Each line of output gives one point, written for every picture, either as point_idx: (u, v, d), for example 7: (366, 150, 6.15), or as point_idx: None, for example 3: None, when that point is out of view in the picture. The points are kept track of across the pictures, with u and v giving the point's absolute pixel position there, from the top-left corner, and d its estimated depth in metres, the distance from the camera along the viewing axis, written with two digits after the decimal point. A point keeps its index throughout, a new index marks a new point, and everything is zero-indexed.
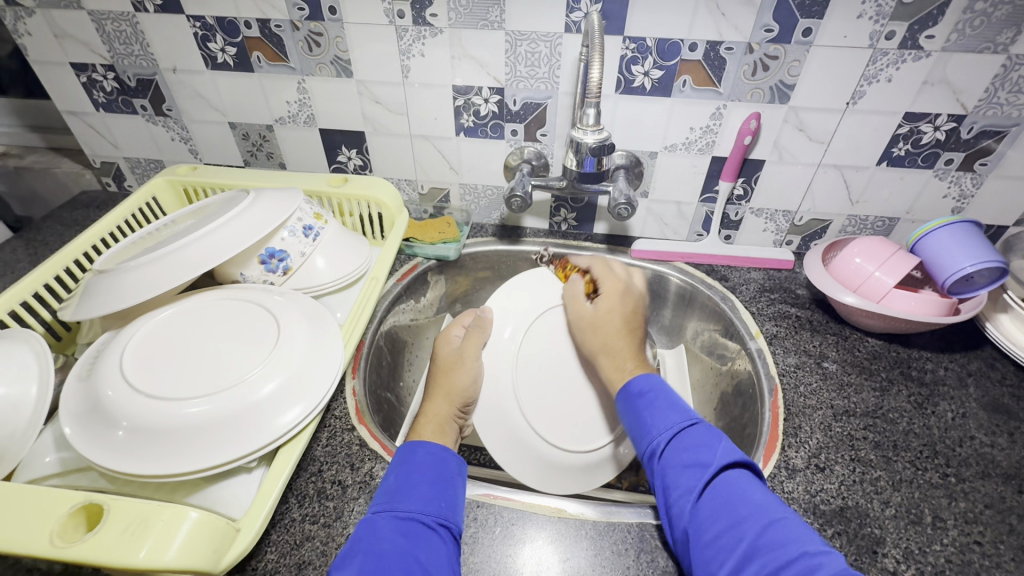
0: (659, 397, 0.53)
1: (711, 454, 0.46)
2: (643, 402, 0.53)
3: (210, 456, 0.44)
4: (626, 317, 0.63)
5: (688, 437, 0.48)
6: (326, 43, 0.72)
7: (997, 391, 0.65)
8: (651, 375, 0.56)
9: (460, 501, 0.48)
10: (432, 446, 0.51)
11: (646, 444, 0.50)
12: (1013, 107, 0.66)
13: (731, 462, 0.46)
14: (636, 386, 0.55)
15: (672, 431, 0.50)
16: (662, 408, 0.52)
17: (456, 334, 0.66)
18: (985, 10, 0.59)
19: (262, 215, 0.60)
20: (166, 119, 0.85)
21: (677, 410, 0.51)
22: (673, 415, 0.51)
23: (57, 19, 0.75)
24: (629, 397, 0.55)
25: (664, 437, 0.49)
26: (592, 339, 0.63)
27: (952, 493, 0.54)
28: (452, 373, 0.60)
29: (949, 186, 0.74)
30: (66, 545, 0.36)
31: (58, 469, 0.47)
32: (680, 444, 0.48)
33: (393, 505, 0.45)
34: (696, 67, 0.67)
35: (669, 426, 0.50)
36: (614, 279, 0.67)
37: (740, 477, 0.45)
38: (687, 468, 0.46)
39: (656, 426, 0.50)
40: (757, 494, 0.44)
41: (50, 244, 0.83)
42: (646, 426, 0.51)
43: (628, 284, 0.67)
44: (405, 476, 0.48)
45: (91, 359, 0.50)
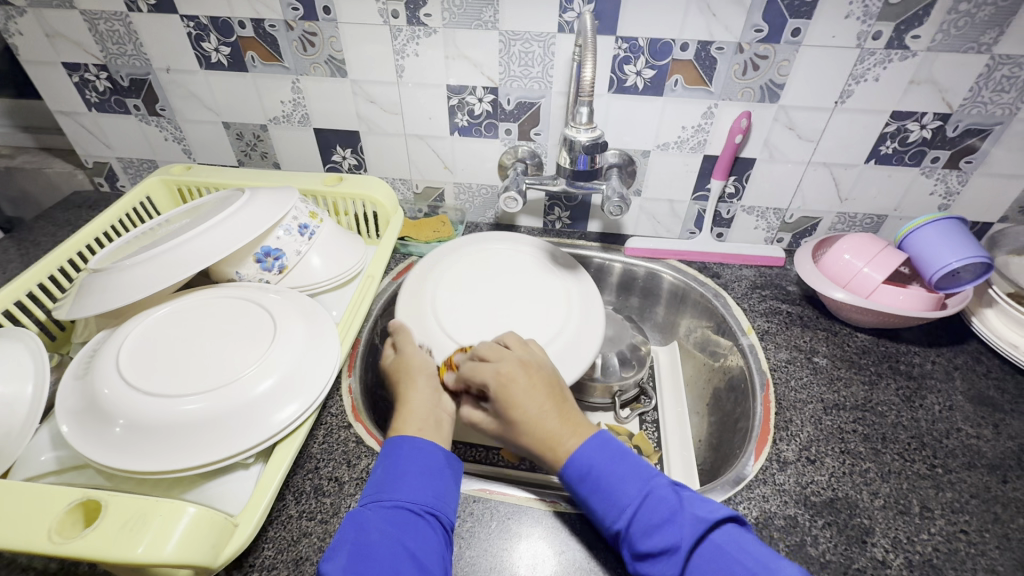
0: (600, 475, 0.47)
1: (677, 531, 0.43)
2: (587, 486, 0.47)
3: (207, 453, 0.44)
4: (535, 395, 0.52)
5: (648, 516, 0.45)
6: (320, 43, 0.72)
7: (983, 384, 0.66)
8: (592, 443, 0.49)
9: (449, 491, 0.49)
10: (419, 441, 0.50)
11: (607, 527, 0.46)
12: (996, 106, 0.67)
13: (701, 536, 0.43)
14: (574, 470, 0.48)
15: (629, 508, 0.45)
16: (610, 487, 0.47)
17: (388, 350, 0.62)
18: (969, 11, 0.60)
19: (258, 214, 0.60)
20: (160, 119, 0.85)
21: (627, 482, 0.47)
22: (623, 490, 0.46)
23: (49, 18, 0.74)
24: (572, 482, 0.48)
25: (622, 521, 0.45)
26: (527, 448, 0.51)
27: (939, 484, 0.55)
28: (406, 367, 0.58)
29: (936, 183, 0.75)
30: (64, 541, 0.37)
31: (53, 467, 0.47)
32: (642, 525, 0.44)
33: (380, 496, 0.46)
34: (688, 66, 0.68)
35: (624, 506, 0.45)
36: (492, 371, 0.53)
37: (718, 543, 0.43)
38: (659, 556, 0.43)
39: (607, 512, 0.46)
40: (746, 555, 0.42)
41: (41, 244, 0.83)
42: (600, 513, 0.46)
43: (507, 361, 0.54)
44: (392, 468, 0.48)
45: (87, 357, 0.50)
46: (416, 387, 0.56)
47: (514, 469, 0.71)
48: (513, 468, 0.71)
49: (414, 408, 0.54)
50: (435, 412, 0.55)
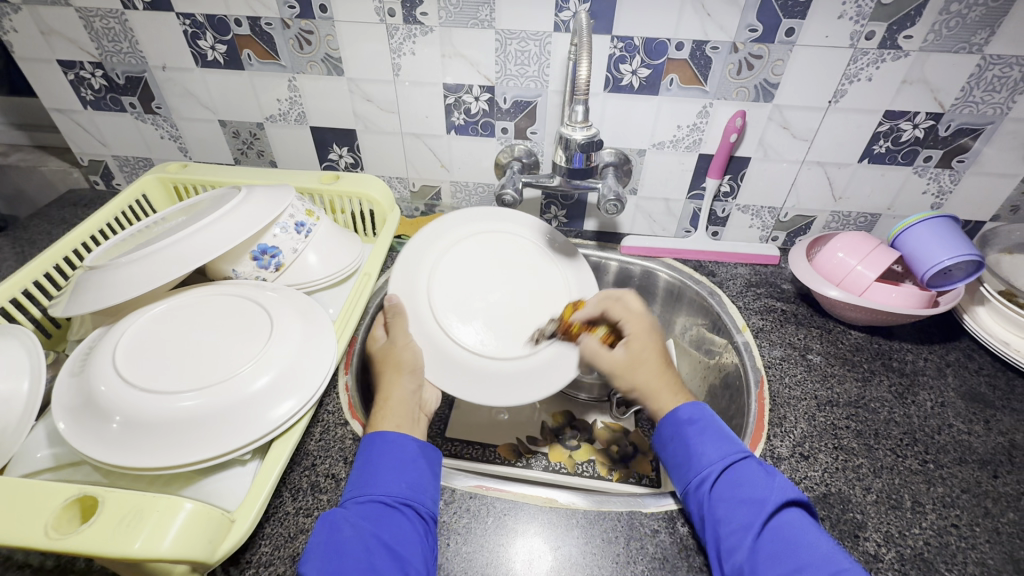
0: (708, 427, 0.53)
1: (767, 491, 0.47)
2: (692, 430, 0.53)
3: (206, 449, 0.45)
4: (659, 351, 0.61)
5: (743, 472, 0.49)
6: (317, 41, 0.72)
7: (974, 381, 0.67)
8: (701, 404, 0.55)
9: (425, 480, 0.49)
10: (389, 435, 0.51)
11: (697, 472, 0.50)
12: (987, 106, 0.68)
13: (786, 502, 0.46)
14: (684, 413, 0.54)
15: (723, 462, 0.50)
16: (712, 439, 0.52)
17: (381, 332, 0.65)
18: (960, 11, 0.61)
19: (254, 212, 0.60)
20: (156, 117, 0.84)
21: (728, 442, 0.51)
22: (724, 446, 0.51)
23: (44, 16, 0.74)
24: (676, 422, 0.54)
25: (716, 468, 0.49)
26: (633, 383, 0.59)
27: (931, 479, 0.56)
28: (392, 356, 0.60)
29: (928, 182, 0.76)
30: (60, 537, 0.37)
31: (50, 464, 0.47)
32: (734, 479, 0.49)
33: (355, 493, 0.47)
34: (683, 65, 0.69)
35: (721, 458, 0.50)
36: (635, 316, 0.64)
37: (797, 518, 0.46)
38: (744, 504, 0.46)
39: (706, 455, 0.51)
40: (820, 534, 0.44)
41: (37, 242, 0.83)
42: (696, 455, 0.51)
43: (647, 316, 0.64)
44: (367, 464, 0.49)
45: (83, 354, 0.50)
46: (399, 380, 0.58)
47: (511, 466, 0.71)
48: (510, 465, 0.71)
49: (392, 402, 0.55)
50: (410, 407, 0.56)
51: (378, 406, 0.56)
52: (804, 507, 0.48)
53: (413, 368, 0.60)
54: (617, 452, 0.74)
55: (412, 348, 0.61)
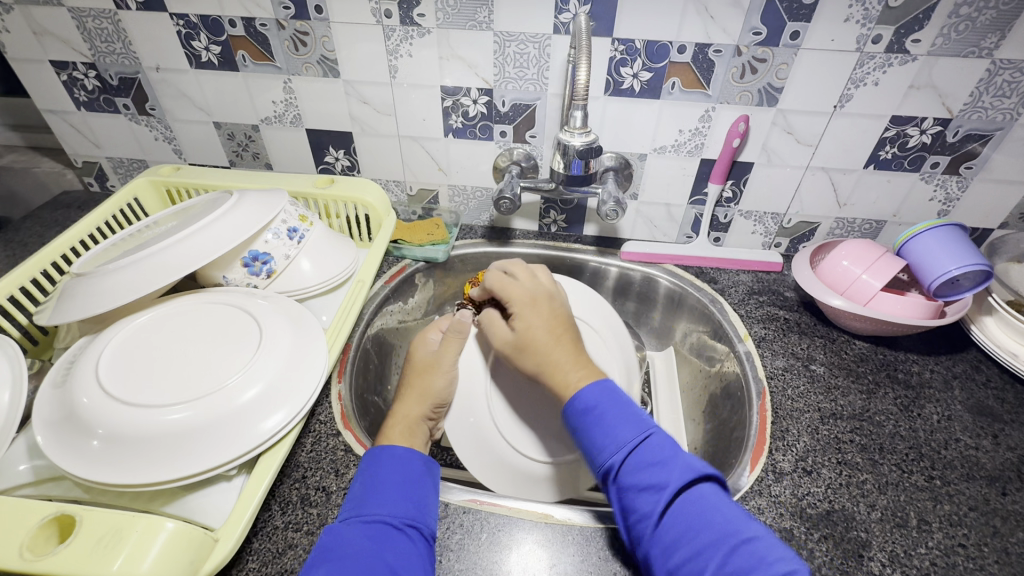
0: (605, 412, 0.47)
1: (668, 474, 0.43)
2: (589, 418, 0.47)
3: (189, 465, 0.43)
4: (549, 320, 0.55)
5: (645, 455, 0.44)
6: (312, 42, 0.71)
7: (982, 394, 0.65)
8: (602, 385, 0.49)
9: (429, 501, 0.48)
10: (398, 449, 0.51)
11: (601, 462, 0.46)
12: (997, 111, 0.66)
13: (686, 484, 0.43)
14: (581, 401, 0.48)
15: (626, 448, 0.45)
16: (611, 424, 0.47)
17: (434, 336, 0.64)
18: (970, 15, 0.59)
19: (245, 218, 0.59)
20: (150, 119, 0.83)
21: (628, 424, 0.46)
22: (625, 429, 0.46)
23: (37, 16, 0.73)
24: (575, 413, 0.49)
25: (618, 456, 0.45)
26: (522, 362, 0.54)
27: (937, 496, 0.54)
28: (427, 376, 0.60)
29: (936, 189, 0.74)
30: (36, 558, 0.36)
31: (31, 478, 0.46)
32: (637, 463, 0.44)
33: (359, 510, 0.45)
34: (685, 69, 0.67)
35: (623, 444, 0.45)
36: (522, 288, 0.58)
37: (701, 495, 0.42)
38: (645, 492, 0.43)
39: (604, 445, 0.46)
40: (725, 508, 0.42)
41: (28, 245, 0.82)
42: (596, 446, 0.46)
43: (536, 289, 0.58)
44: (371, 479, 0.48)
45: (67, 365, 0.49)
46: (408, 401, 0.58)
47: None
48: None
49: (397, 419, 0.56)
50: (421, 429, 0.56)
51: (391, 419, 0.56)
52: (710, 480, 0.44)
53: (441, 400, 0.60)
54: None
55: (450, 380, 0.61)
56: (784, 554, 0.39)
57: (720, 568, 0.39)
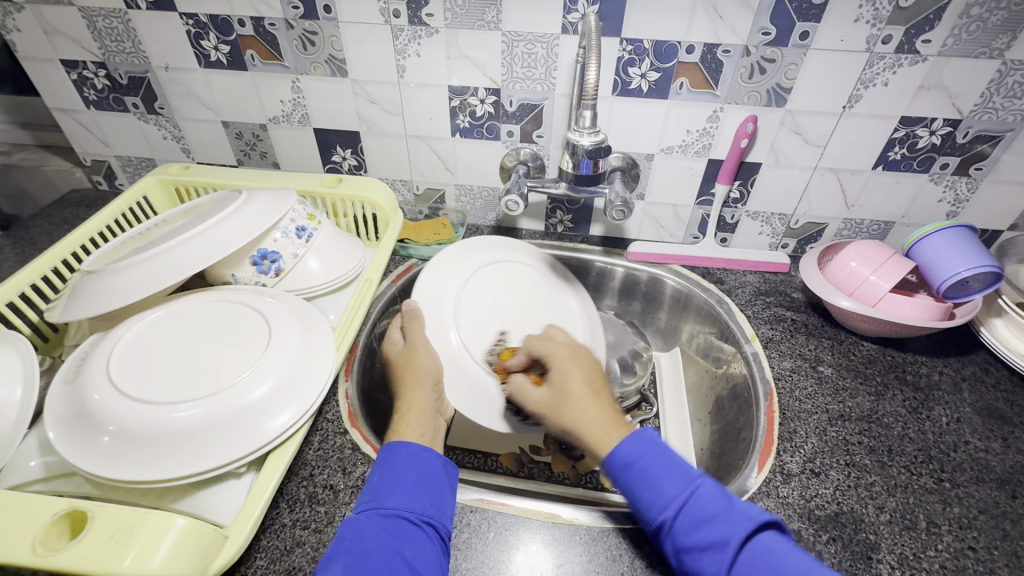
0: (649, 464, 0.44)
1: (727, 530, 0.40)
2: (634, 474, 0.44)
3: (198, 461, 0.44)
4: (587, 377, 0.54)
5: (697, 510, 0.42)
6: (320, 42, 0.71)
7: (991, 396, 0.65)
8: (638, 436, 0.46)
9: (446, 500, 0.48)
10: (416, 447, 0.50)
11: (651, 519, 0.43)
12: (1008, 112, 0.66)
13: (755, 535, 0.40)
14: (623, 454, 0.45)
15: (680, 499, 0.42)
16: (657, 477, 0.44)
17: (397, 334, 0.64)
18: (981, 15, 0.59)
19: (255, 216, 0.59)
20: (159, 118, 0.84)
21: (673, 475, 0.44)
22: (671, 484, 0.43)
23: (47, 15, 0.74)
24: (615, 469, 0.46)
25: (669, 513, 0.42)
26: (558, 419, 0.52)
27: (946, 498, 0.54)
28: (413, 363, 0.59)
29: (945, 190, 0.74)
30: (49, 553, 0.36)
31: (42, 474, 0.46)
32: (689, 521, 0.41)
33: (376, 502, 0.45)
34: (693, 69, 0.67)
35: (671, 498, 0.43)
36: (563, 344, 0.58)
37: (765, 548, 0.39)
38: (706, 551, 0.40)
39: (658, 498, 0.43)
40: (795, 558, 0.39)
41: (37, 243, 0.82)
42: (644, 503, 0.43)
43: (576, 344, 0.58)
44: (390, 474, 0.48)
45: (78, 362, 0.50)
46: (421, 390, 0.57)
47: (512, 476, 0.70)
48: (512, 476, 0.70)
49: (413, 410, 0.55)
50: (431, 417, 0.56)
51: (398, 413, 0.55)
52: (773, 524, 0.42)
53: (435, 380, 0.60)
54: None
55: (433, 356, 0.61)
56: None
57: None
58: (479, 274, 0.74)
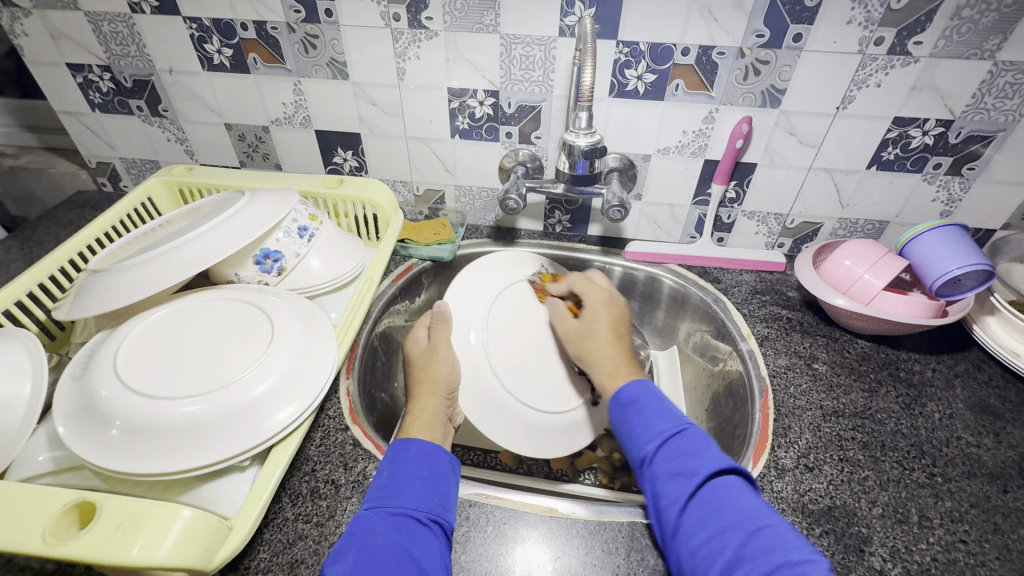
0: (644, 404, 0.51)
1: (700, 462, 0.45)
2: (632, 408, 0.51)
3: (203, 454, 0.45)
4: (613, 325, 0.64)
5: (678, 445, 0.47)
6: (321, 45, 0.73)
7: (983, 393, 0.66)
8: (642, 383, 0.54)
9: (452, 497, 0.49)
10: (425, 444, 0.51)
11: (637, 450, 0.49)
12: (999, 113, 0.67)
13: (721, 471, 0.44)
14: (627, 392, 0.53)
15: (664, 436, 0.48)
16: (650, 414, 0.50)
17: (422, 333, 0.65)
18: (971, 17, 0.60)
19: (258, 216, 0.60)
20: (163, 120, 0.85)
21: (666, 416, 0.49)
22: (661, 421, 0.49)
23: (53, 19, 0.75)
24: (617, 404, 0.53)
25: (652, 444, 0.48)
26: (583, 349, 0.63)
27: (938, 493, 0.55)
28: (431, 368, 0.60)
29: (938, 190, 0.75)
30: (59, 543, 0.37)
31: (50, 468, 0.47)
32: (669, 453, 0.47)
33: (387, 501, 0.46)
34: (688, 70, 0.68)
35: (658, 432, 0.48)
36: (600, 290, 0.68)
37: (728, 484, 0.44)
38: (676, 478, 0.45)
39: (649, 431, 0.49)
40: (752, 500, 0.43)
41: (43, 244, 0.83)
42: (635, 434, 0.50)
43: (611, 293, 0.68)
44: (399, 471, 0.48)
45: (85, 358, 0.51)
46: (429, 394, 0.58)
47: (511, 473, 0.71)
48: (511, 472, 0.71)
49: (419, 412, 0.56)
50: (442, 423, 0.57)
51: (409, 414, 0.56)
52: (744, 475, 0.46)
53: (449, 387, 0.60)
54: (618, 460, 0.73)
55: (451, 363, 0.61)
56: (807, 547, 0.39)
57: (743, 547, 0.40)
58: (511, 283, 0.75)
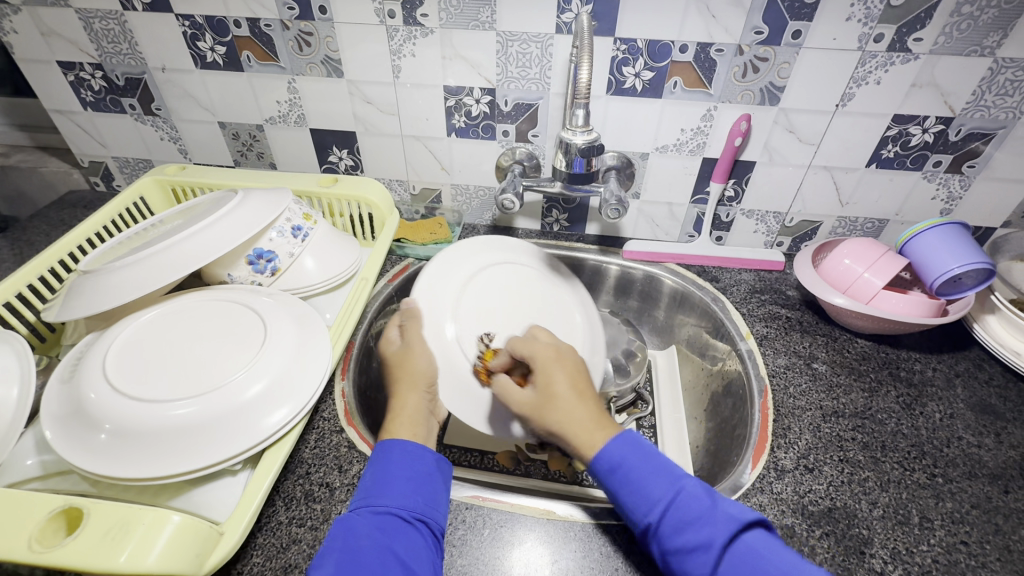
0: (631, 469, 0.46)
1: (711, 530, 0.42)
2: (618, 479, 0.46)
3: (194, 458, 0.44)
4: (572, 377, 0.53)
5: (681, 512, 0.43)
6: (316, 43, 0.72)
7: (984, 392, 0.65)
8: (622, 438, 0.48)
9: (439, 496, 0.48)
10: (409, 444, 0.50)
11: (638, 521, 0.45)
12: (1000, 110, 0.66)
13: (738, 534, 0.42)
14: (609, 460, 0.47)
15: (665, 502, 0.44)
16: (641, 481, 0.45)
17: (395, 333, 0.63)
18: (972, 14, 0.59)
19: (250, 215, 0.59)
20: (156, 119, 0.84)
21: (658, 477, 0.46)
22: (656, 487, 0.45)
23: (44, 16, 0.74)
24: (601, 474, 0.47)
25: (654, 515, 0.44)
26: (543, 422, 0.51)
27: (939, 493, 0.54)
28: (408, 364, 0.59)
29: (938, 188, 0.74)
30: (45, 550, 0.36)
31: (38, 473, 0.46)
32: (673, 523, 0.43)
33: (370, 501, 0.45)
34: (687, 68, 0.67)
35: (655, 501, 0.44)
36: (545, 344, 0.57)
37: (751, 544, 0.41)
38: (692, 552, 0.42)
39: (648, 499, 0.45)
40: (780, 555, 0.40)
41: (35, 244, 0.82)
42: (630, 507, 0.45)
43: (557, 344, 0.57)
44: (382, 471, 0.48)
45: (74, 361, 0.50)
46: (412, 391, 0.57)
47: (509, 474, 0.70)
48: (508, 473, 0.70)
49: (402, 412, 0.54)
50: (425, 419, 0.56)
51: (391, 414, 0.55)
52: (757, 522, 0.43)
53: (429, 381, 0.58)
54: None
55: (428, 356, 0.60)
56: None
57: None
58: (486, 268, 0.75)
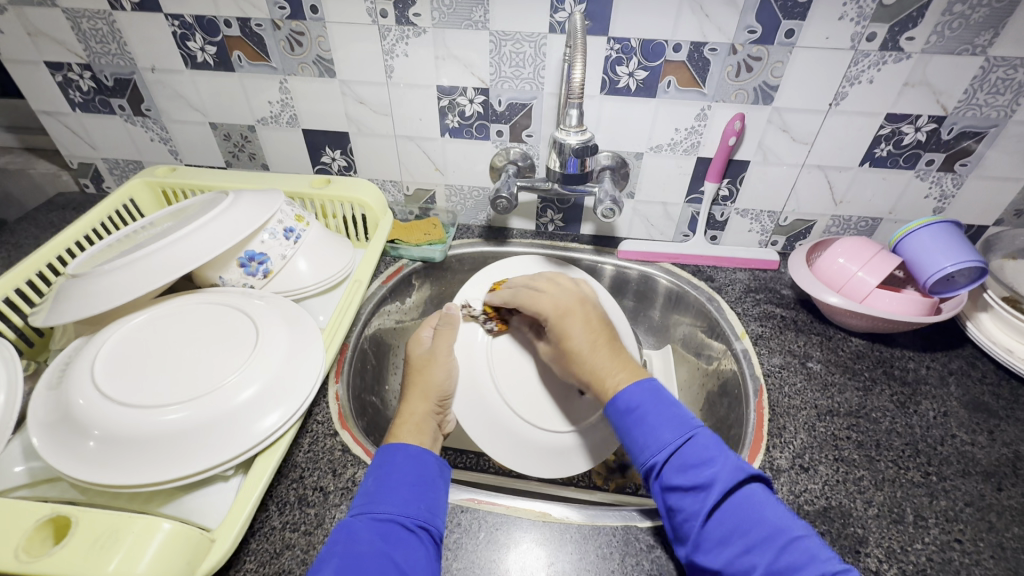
0: (648, 412, 0.49)
1: (713, 473, 0.44)
2: (634, 419, 0.49)
3: (186, 464, 0.43)
4: (587, 326, 0.57)
5: (689, 455, 0.46)
6: (308, 42, 0.71)
7: (977, 390, 0.65)
8: (643, 385, 0.51)
9: (441, 503, 0.48)
10: (412, 449, 0.50)
11: (645, 461, 0.47)
12: (991, 109, 0.66)
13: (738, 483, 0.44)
14: (628, 401, 0.50)
15: (675, 445, 0.47)
16: (653, 424, 0.48)
17: (427, 333, 0.64)
18: (963, 13, 0.59)
19: (242, 217, 0.59)
20: (145, 120, 0.83)
21: (670, 424, 0.48)
22: (667, 431, 0.48)
23: (30, 16, 0.73)
24: (616, 412, 0.51)
25: (662, 455, 0.47)
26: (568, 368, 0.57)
27: (933, 492, 0.54)
28: (426, 372, 0.59)
29: (931, 186, 0.75)
30: (31, 559, 0.36)
31: (26, 480, 0.46)
32: (679, 464, 0.46)
33: (372, 506, 0.45)
34: (681, 67, 0.67)
35: (664, 444, 0.47)
36: (551, 299, 0.60)
37: (749, 495, 0.44)
38: (692, 492, 0.44)
39: (658, 441, 0.47)
40: (772, 509, 0.43)
41: (23, 247, 0.81)
42: (639, 445, 0.48)
43: (570, 296, 0.60)
44: (385, 476, 0.47)
45: (62, 366, 0.49)
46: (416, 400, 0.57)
47: (505, 475, 0.70)
48: (504, 475, 0.70)
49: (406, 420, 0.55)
50: (430, 429, 0.56)
51: (398, 419, 0.55)
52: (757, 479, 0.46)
53: (441, 393, 0.59)
54: (612, 461, 0.72)
55: (448, 368, 0.61)
56: (832, 555, 0.40)
57: (772, 563, 0.40)
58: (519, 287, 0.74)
